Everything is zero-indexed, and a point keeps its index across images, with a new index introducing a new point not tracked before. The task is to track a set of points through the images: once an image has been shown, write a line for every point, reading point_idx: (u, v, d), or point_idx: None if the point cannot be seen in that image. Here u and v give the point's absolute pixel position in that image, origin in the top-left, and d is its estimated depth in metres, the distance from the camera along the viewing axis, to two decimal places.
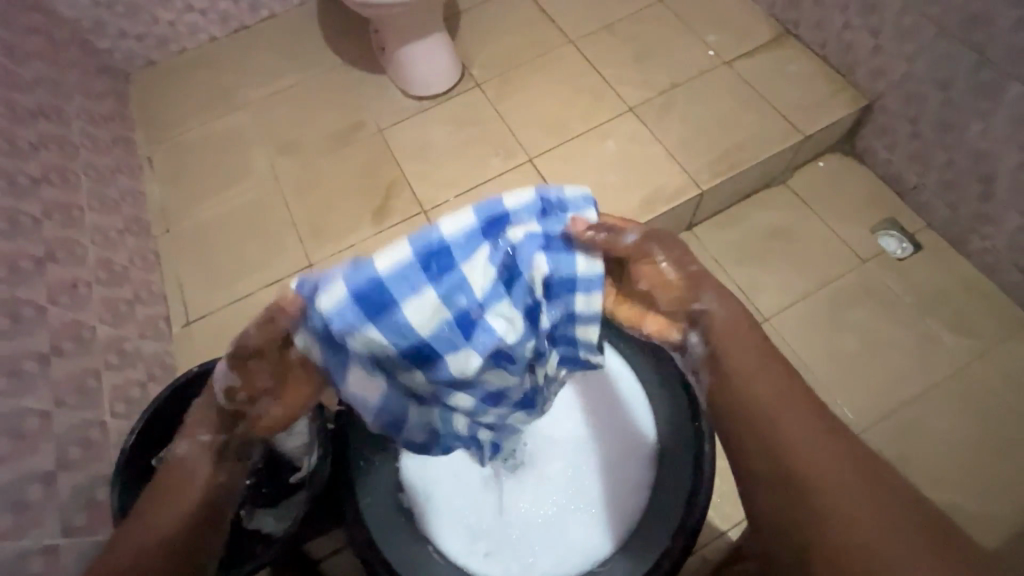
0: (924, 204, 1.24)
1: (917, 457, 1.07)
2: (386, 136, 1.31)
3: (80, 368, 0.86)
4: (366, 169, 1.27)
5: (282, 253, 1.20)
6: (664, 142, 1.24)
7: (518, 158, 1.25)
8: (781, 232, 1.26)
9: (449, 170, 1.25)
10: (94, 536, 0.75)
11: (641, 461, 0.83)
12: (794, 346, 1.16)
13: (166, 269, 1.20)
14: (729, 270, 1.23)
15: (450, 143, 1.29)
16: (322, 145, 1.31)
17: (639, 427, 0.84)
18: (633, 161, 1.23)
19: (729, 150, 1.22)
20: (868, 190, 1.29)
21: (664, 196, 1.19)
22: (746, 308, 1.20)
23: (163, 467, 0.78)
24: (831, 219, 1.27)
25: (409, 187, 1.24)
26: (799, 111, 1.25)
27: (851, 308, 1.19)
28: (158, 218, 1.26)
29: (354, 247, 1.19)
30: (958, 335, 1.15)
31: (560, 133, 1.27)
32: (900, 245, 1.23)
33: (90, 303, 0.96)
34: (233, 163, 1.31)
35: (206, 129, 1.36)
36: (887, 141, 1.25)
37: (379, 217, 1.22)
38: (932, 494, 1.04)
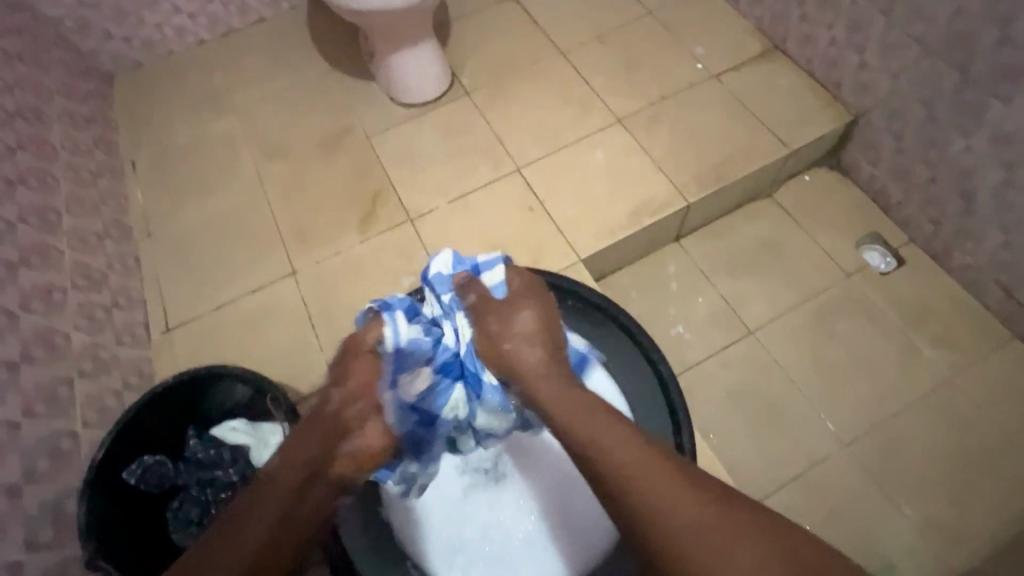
0: (908, 219, 1.25)
1: (899, 471, 1.07)
2: (374, 143, 1.30)
3: (52, 376, 0.84)
4: (353, 175, 1.26)
5: (265, 259, 1.19)
6: (652, 153, 1.24)
7: (505, 168, 1.25)
8: (767, 244, 1.27)
9: (437, 177, 1.25)
10: (60, 552, 0.72)
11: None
12: (779, 358, 1.16)
13: (145, 275, 1.18)
14: (715, 282, 1.24)
15: (438, 151, 1.28)
16: (308, 151, 1.30)
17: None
18: (620, 172, 1.23)
19: (716, 162, 1.23)
20: (853, 205, 1.31)
21: (651, 207, 1.19)
22: (732, 321, 1.20)
23: (134, 481, 0.76)
24: (816, 233, 1.28)
25: (396, 194, 1.23)
26: (785, 126, 1.26)
27: (835, 320, 1.19)
28: (140, 222, 1.24)
29: (339, 254, 1.18)
30: (941, 350, 1.16)
31: (548, 143, 1.27)
32: (884, 259, 1.24)
33: (66, 309, 0.94)
34: (218, 167, 1.30)
35: (191, 133, 1.35)
36: (872, 156, 1.26)
37: (365, 224, 1.21)
38: (913, 508, 1.04)
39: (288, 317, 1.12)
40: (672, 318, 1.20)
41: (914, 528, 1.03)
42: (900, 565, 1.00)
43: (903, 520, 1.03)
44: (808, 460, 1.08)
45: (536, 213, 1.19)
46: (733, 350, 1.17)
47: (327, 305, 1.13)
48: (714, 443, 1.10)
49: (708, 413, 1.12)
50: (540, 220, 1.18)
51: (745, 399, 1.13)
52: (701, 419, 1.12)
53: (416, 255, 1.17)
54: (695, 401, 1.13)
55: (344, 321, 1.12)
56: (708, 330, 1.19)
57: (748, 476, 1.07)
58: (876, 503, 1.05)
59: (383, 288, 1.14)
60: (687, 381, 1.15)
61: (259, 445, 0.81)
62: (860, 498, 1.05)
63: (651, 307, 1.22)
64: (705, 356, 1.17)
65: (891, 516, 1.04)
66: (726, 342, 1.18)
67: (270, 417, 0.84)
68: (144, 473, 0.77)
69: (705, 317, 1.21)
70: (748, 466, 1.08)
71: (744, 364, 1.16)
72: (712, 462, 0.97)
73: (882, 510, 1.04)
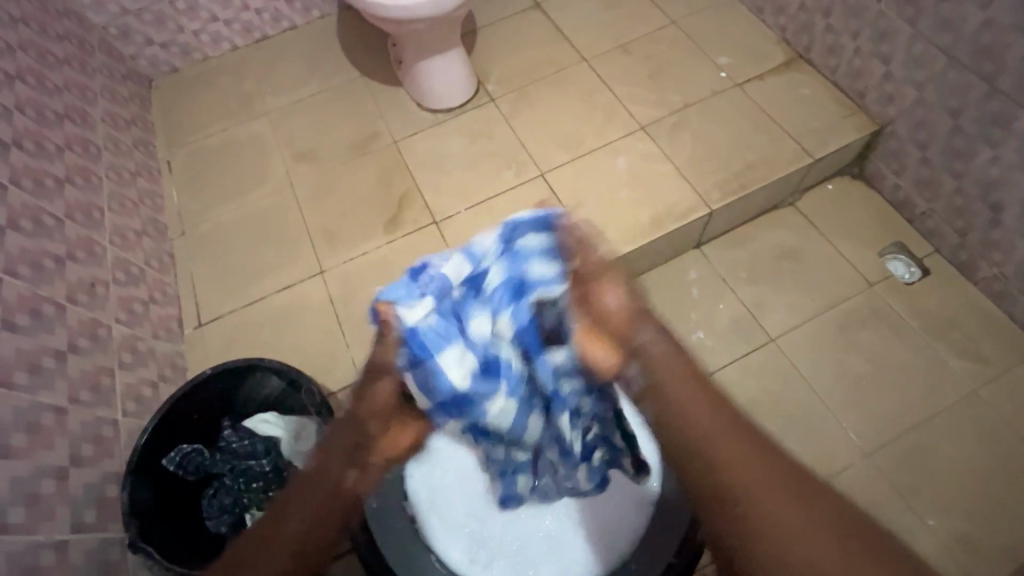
0: (933, 229, 1.24)
1: (922, 482, 1.05)
2: (400, 147, 1.33)
3: (95, 366, 0.88)
4: (381, 178, 1.30)
5: (294, 258, 1.22)
6: (674, 160, 1.26)
7: (530, 172, 1.27)
8: (789, 251, 1.28)
9: (462, 182, 1.27)
10: (102, 534, 0.75)
11: (647, 473, 0.83)
12: (801, 367, 1.16)
13: (180, 272, 1.22)
14: (736, 288, 1.24)
15: (464, 155, 1.31)
16: (337, 154, 1.34)
17: (649, 436, 0.84)
18: (642, 178, 1.24)
19: (739, 170, 1.24)
20: (876, 214, 1.31)
21: (673, 214, 1.20)
22: (753, 327, 1.20)
23: (173, 468, 0.78)
24: (839, 241, 1.28)
25: (422, 197, 1.26)
26: (809, 135, 1.26)
27: (857, 330, 1.19)
28: (175, 220, 1.28)
29: (366, 254, 1.21)
30: (965, 361, 1.15)
31: (571, 149, 1.29)
32: (908, 269, 1.24)
33: (107, 302, 0.98)
34: (250, 167, 1.34)
35: (225, 135, 1.39)
36: (896, 166, 1.26)
37: (392, 226, 1.24)
38: (937, 520, 1.02)
39: (316, 315, 1.16)
40: (693, 324, 1.22)
41: (938, 539, 1.00)
42: None
43: (927, 532, 1.01)
44: (828, 468, 1.07)
45: None
46: (754, 357, 1.18)
47: (353, 304, 1.16)
48: None
49: None
50: None
51: (767, 406, 1.13)
52: None
53: None
54: None
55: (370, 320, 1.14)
56: (729, 337, 1.20)
57: None
58: (899, 514, 1.03)
59: None
60: None
61: (291, 437, 0.83)
62: (883, 508, 1.03)
63: (672, 312, 1.23)
64: (726, 362, 1.17)
65: (915, 526, 1.02)
66: (747, 350, 1.18)
67: (302, 411, 0.86)
68: (182, 460, 0.79)
69: (726, 324, 1.21)
70: None
71: (766, 370, 1.16)
72: None
73: (905, 521, 1.02)
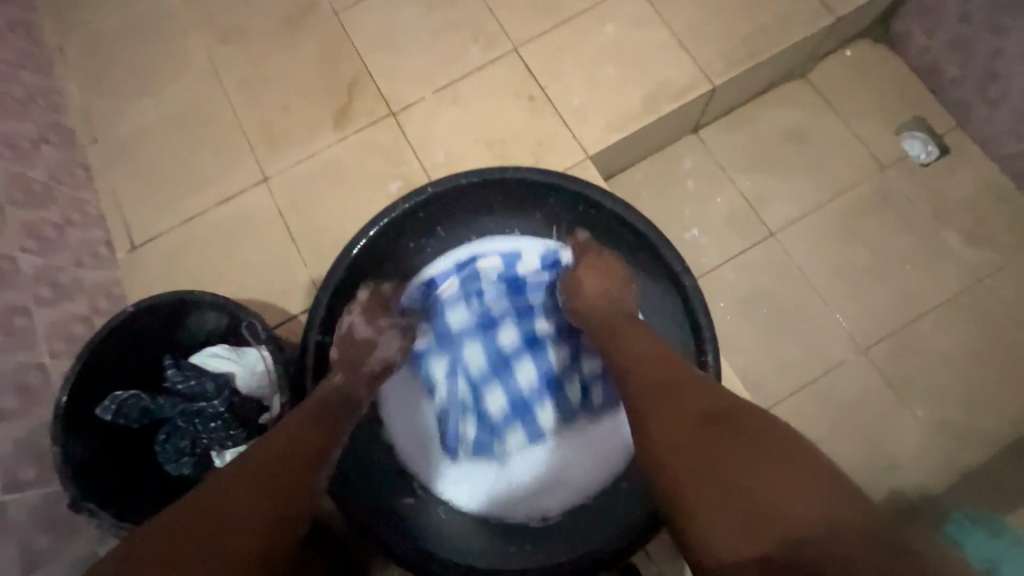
0: (960, 100, 1.10)
1: (916, 373, 1.01)
2: (343, 20, 1.10)
3: (4, 305, 0.76)
4: (323, 61, 1.08)
5: (232, 165, 1.05)
6: (672, 25, 1.05)
7: (501, 47, 1.06)
8: (796, 134, 1.14)
9: (421, 61, 1.07)
10: (48, 488, 0.69)
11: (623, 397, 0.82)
12: (800, 261, 1.08)
13: (99, 187, 1.05)
14: (735, 179, 1.12)
15: (420, 27, 1.08)
16: (266, 32, 1.10)
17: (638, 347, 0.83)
18: (634, 49, 1.05)
19: (747, 35, 1.04)
20: (895, 85, 1.15)
21: (669, 92, 1.03)
22: (751, 222, 1.10)
23: (111, 417, 0.69)
24: (852, 119, 1.14)
25: (374, 83, 1.06)
26: None
27: (864, 219, 1.09)
28: (81, 124, 1.08)
29: (314, 156, 1.04)
30: (974, 248, 1.07)
31: (549, 15, 1.07)
32: (926, 148, 1.12)
33: (6, 228, 0.82)
34: (161, 51, 1.11)
35: (124, 11, 1.13)
36: (929, 24, 1.08)
37: (342, 121, 1.05)
38: (925, 411, 0.99)
39: (266, 230, 1.02)
40: (687, 221, 1.11)
41: (923, 429, 0.98)
42: (906, 465, 0.97)
43: (914, 422, 0.99)
44: (822, 365, 1.02)
45: (538, 102, 1.03)
46: (752, 254, 1.09)
47: (305, 216, 1.02)
48: (726, 351, 1.05)
49: (722, 319, 1.06)
50: (542, 110, 1.03)
51: (762, 305, 1.06)
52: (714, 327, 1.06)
53: (402, 155, 1.03)
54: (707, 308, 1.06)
55: (327, 233, 1.01)
56: (725, 233, 1.10)
57: (759, 383, 1.02)
58: (887, 405, 1.00)
59: (369, 195, 1.02)
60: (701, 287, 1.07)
61: (245, 371, 0.74)
62: (873, 401, 1.00)
63: (664, 208, 1.12)
64: (721, 261, 1.09)
65: (902, 418, 0.99)
66: (745, 247, 1.09)
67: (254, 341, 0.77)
68: (121, 407, 0.69)
69: (723, 219, 1.11)
70: (762, 374, 1.03)
71: (763, 268, 1.08)
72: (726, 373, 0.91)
73: (893, 412, 0.99)
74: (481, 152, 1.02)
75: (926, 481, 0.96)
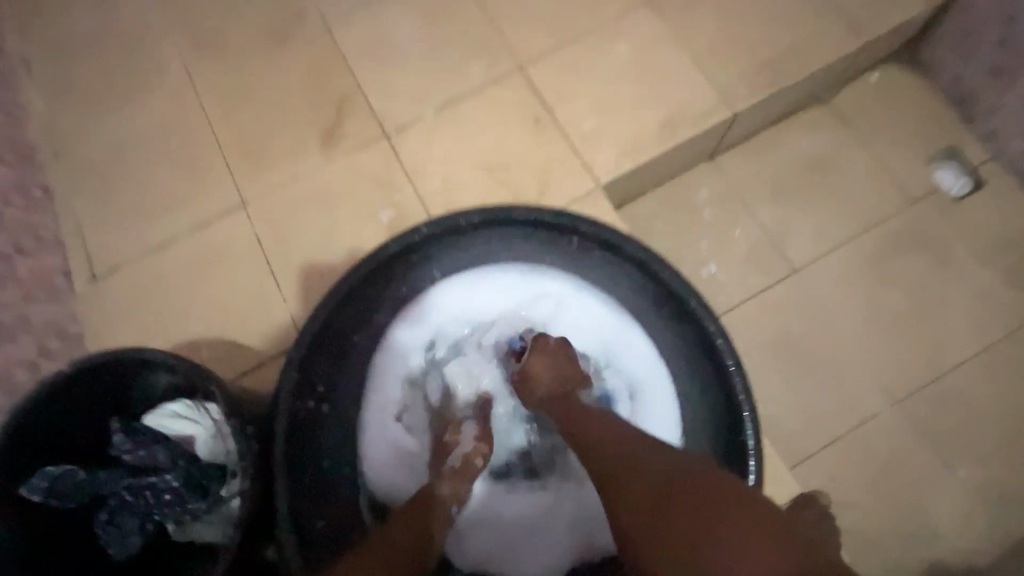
0: (997, 130, 1.02)
1: (958, 428, 0.91)
2: (334, 33, 1.01)
3: None
4: (311, 76, 0.99)
5: (206, 188, 0.95)
6: (690, 45, 0.98)
7: (505, 65, 0.98)
8: (819, 163, 1.06)
9: (417, 79, 0.98)
10: None
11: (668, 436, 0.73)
12: (826, 301, 0.99)
13: (60, 210, 0.95)
14: (755, 211, 1.04)
15: (418, 42, 1.00)
16: (251, 44, 1.02)
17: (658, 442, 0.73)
18: (649, 70, 0.97)
19: (769, 58, 0.97)
20: (926, 113, 1.07)
21: (687, 116, 0.95)
22: (773, 257, 1.02)
23: (40, 498, 0.58)
24: (879, 149, 1.06)
25: (366, 101, 0.98)
26: (860, 8, 0.98)
27: (895, 256, 1.01)
28: (44, 140, 0.98)
29: (298, 181, 0.95)
30: (1017, 290, 0.98)
31: (558, 32, 0.99)
32: (960, 180, 1.04)
33: None
34: (135, 64, 1.02)
35: (97, 20, 1.04)
36: (963, 49, 1.01)
37: (329, 142, 0.96)
38: (968, 472, 0.89)
39: (241, 262, 0.92)
40: (704, 255, 1.02)
41: (967, 492, 0.88)
42: (950, 535, 0.87)
43: (956, 484, 0.89)
44: (853, 418, 0.93)
45: (544, 125, 0.95)
46: (773, 293, 1.00)
47: (286, 248, 0.92)
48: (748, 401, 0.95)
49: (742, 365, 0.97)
50: (549, 134, 0.94)
51: (786, 349, 0.97)
52: None
53: (396, 182, 0.94)
54: None
55: (310, 266, 0.91)
56: (745, 269, 1.01)
57: (785, 437, 0.93)
58: (927, 464, 0.90)
59: (357, 224, 0.92)
60: None
61: (208, 434, 0.64)
62: (913, 461, 0.90)
63: (679, 241, 1.03)
64: (741, 301, 1.00)
65: (943, 479, 0.89)
66: (766, 285, 1.00)
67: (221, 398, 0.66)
68: (54, 482, 0.59)
69: (742, 254, 1.02)
70: (788, 426, 0.93)
71: (786, 308, 0.99)
72: None
73: (933, 472, 0.90)
74: (482, 180, 0.93)
75: (973, 555, 0.86)
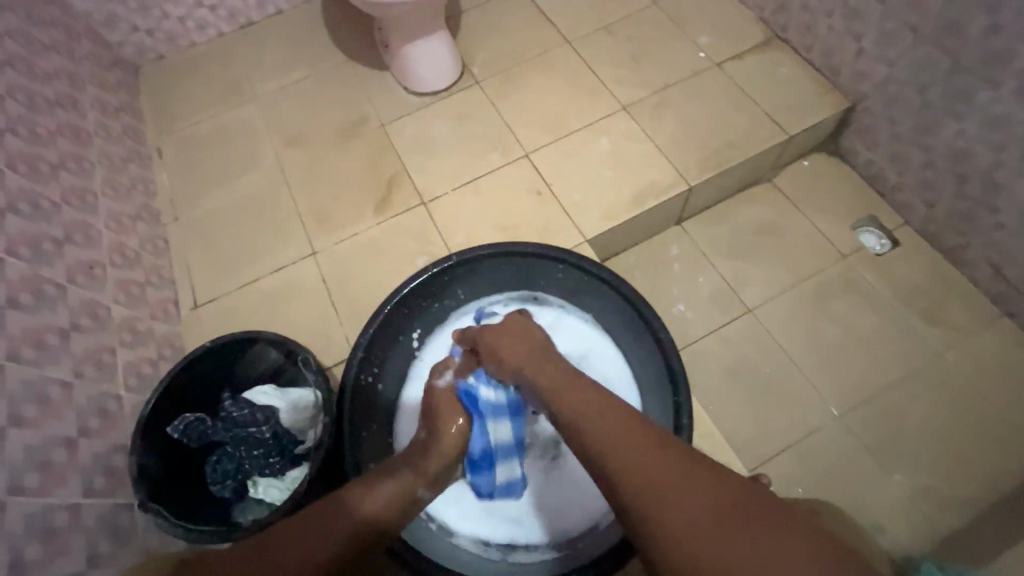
0: (904, 202, 1.30)
1: (891, 439, 1.10)
2: (388, 131, 1.36)
3: (98, 344, 0.91)
4: (370, 161, 1.33)
5: (287, 241, 1.25)
6: (655, 139, 1.29)
7: (515, 153, 1.30)
8: (765, 226, 1.33)
9: (449, 163, 1.31)
10: (111, 499, 0.79)
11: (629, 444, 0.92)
12: (776, 334, 1.21)
13: (175, 256, 1.25)
14: (715, 263, 1.30)
15: (450, 137, 1.34)
16: (327, 138, 1.37)
17: None
18: (624, 157, 1.28)
19: (716, 148, 1.27)
20: (848, 189, 1.36)
21: (654, 190, 1.24)
22: (730, 299, 1.26)
23: (178, 436, 0.82)
24: (813, 216, 1.34)
25: (410, 178, 1.30)
26: (784, 113, 1.30)
27: (831, 299, 1.24)
28: (168, 206, 1.31)
29: (357, 236, 1.24)
30: (933, 327, 1.20)
31: (555, 130, 1.32)
32: (880, 241, 1.29)
33: (106, 284, 1.01)
34: (240, 152, 1.37)
35: (214, 121, 1.41)
36: (868, 142, 1.31)
37: (381, 207, 1.27)
38: (903, 475, 1.08)
39: (310, 295, 1.19)
40: (674, 297, 1.27)
41: (903, 492, 1.06)
42: (891, 529, 1.04)
43: (894, 486, 1.07)
44: (802, 430, 1.12)
45: (544, 196, 1.25)
46: (732, 327, 1.23)
47: (344, 284, 1.20)
48: (714, 414, 1.15)
49: (707, 385, 1.17)
50: (547, 202, 1.24)
51: (744, 372, 1.18)
52: (701, 392, 1.17)
53: (430, 236, 1.23)
54: (694, 373, 1.18)
55: (362, 298, 1.18)
56: (708, 308, 1.25)
57: (744, 444, 1.12)
58: (868, 468, 1.08)
59: (399, 267, 1.21)
60: (687, 356, 1.20)
61: (289, 406, 0.87)
62: (855, 466, 1.09)
63: (654, 286, 1.28)
64: (705, 333, 1.22)
65: (882, 481, 1.07)
66: (726, 321, 1.23)
67: (300, 381, 0.90)
68: (186, 429, 0.82)
69: (706, 296, 1.26)
70: (748, 436, 1.12)
71: (743, 340, 1.21)
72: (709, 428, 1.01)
73: (874, 476, 1.08)
74: (495, 235, 1.22)
75: (912, 547, 1.02)
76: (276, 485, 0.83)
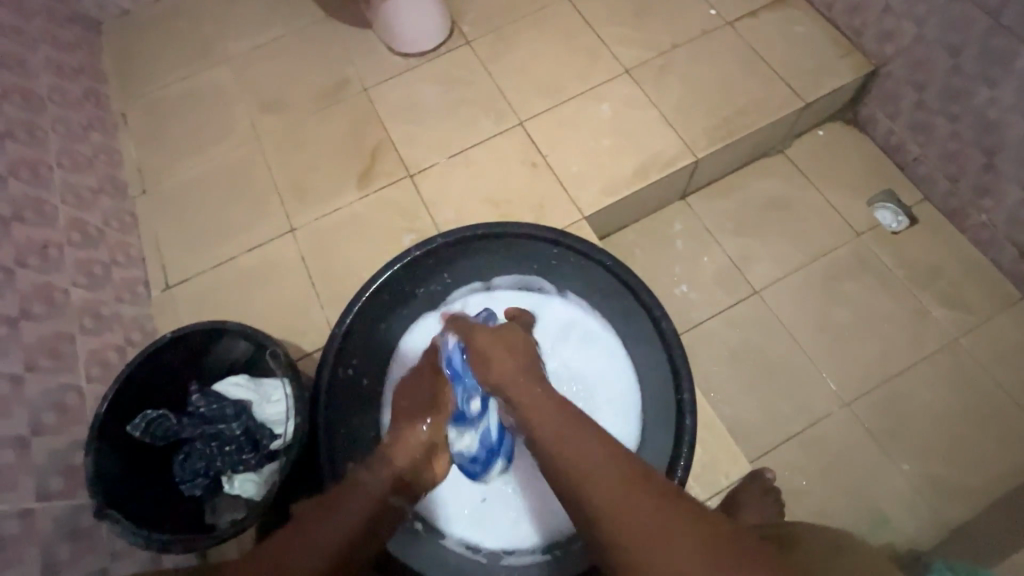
0: (924, 175, 1.21)
1: (900, 427, 1.06)
2: (371, 96, 1.25)
3: (53, 332, 0.84)
4: (351, 129, 1.23)
5: (263, 216, 1.17)
6: (660, 106, 1.19)
7: (508, 122, 1.20)
8: (775, 201, 1.25)
9: (436, 132, 1.21)
10: (72, 500, 0.74)
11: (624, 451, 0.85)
12: (783, 318, 1.15)
13: (144, 233, 1.16)
14: (721, 240, 1.22)
15: (437, 104, 1.23)
16: (304, 104, 1.26)
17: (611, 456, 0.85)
18: (626, 126, 1.18)
19: (725, 117, 1.18)
20: (865, 161, 1.27)
21: (658, 162, 1.15)
22: (736, 280, 1.19)
23: (139, 434, 0.76)
24: (827, 190, 1.25)
25: (395, 148, 1.20)
26: (800, 77, 1.20)
27: (843, 280, 1.17)
28: (135, 177, 1.21)
29: (338, 211, 1.16)
30: (949, 310, 1.13)
31: (552, 96, 1.22)
32: (897, 218, 1.21)
33: (63, 265, 0.93)
34: (211, 119, 1.26)
35: (183, 85, 1.30)
36: (890, 110, 1.21)
37: (364, 180, 1.18)
38: (910, 465, 1.04)
39: (289, 275, 1.11)
40: (677, 277, 1.19)
41: (909, 482, 1.03)
42: (895, 520, 1.00)
43: (901, 477, 1.03)
44: (807, 418, 1.07)
45: (539, 168, 1.16)
46: (738, 310, 1.16)
47: (325, 263, 1.12)
48: (716, 402, 1.09)
49: (708, 371, 1.12)
50: (543, 175, 1.15)
51: (748, 357, 1.12)
52: (703, 378, 1.11)
53: (417, 212, 1.14)
54: (696, 358, 1.12)
55: (345, 279, 1.11)
56: (712, 289, 1.18)
57: (747, 433, 1.07)
58: (874, 458, 1.04)
59: (384, 245, 1.12)
60: (688, 339, 1.14)
61: (262, 400, 0.81)
62: (860, 455, 1.04)
63: (656, 264, 1.21)
64: (709, 316, 1.16)
65: (888, 470, 1.03)
66: (730, 303, 1.17)
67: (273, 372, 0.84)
68: (149, 426, 0.77)
69: (711, 276, 1.19)
70: (751, 424, 1.07)
71: (749, 323, 1.15)
72: (712, 420, 0.95)
73: (879, 465, 1.04)
74: (487, 210, 1.13)
75: (916, 538, 0.99)
76: (253, 481, 0.79)
